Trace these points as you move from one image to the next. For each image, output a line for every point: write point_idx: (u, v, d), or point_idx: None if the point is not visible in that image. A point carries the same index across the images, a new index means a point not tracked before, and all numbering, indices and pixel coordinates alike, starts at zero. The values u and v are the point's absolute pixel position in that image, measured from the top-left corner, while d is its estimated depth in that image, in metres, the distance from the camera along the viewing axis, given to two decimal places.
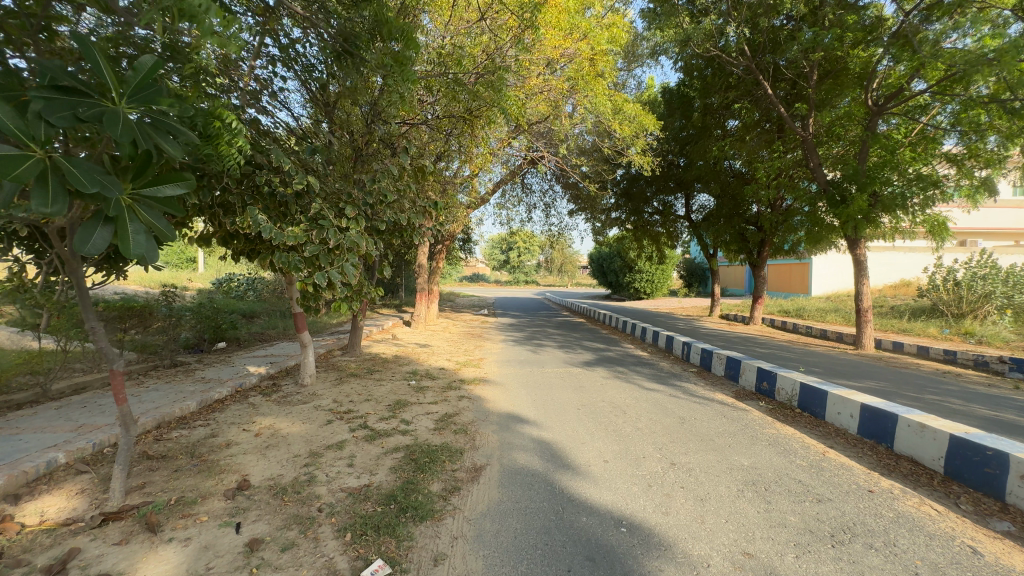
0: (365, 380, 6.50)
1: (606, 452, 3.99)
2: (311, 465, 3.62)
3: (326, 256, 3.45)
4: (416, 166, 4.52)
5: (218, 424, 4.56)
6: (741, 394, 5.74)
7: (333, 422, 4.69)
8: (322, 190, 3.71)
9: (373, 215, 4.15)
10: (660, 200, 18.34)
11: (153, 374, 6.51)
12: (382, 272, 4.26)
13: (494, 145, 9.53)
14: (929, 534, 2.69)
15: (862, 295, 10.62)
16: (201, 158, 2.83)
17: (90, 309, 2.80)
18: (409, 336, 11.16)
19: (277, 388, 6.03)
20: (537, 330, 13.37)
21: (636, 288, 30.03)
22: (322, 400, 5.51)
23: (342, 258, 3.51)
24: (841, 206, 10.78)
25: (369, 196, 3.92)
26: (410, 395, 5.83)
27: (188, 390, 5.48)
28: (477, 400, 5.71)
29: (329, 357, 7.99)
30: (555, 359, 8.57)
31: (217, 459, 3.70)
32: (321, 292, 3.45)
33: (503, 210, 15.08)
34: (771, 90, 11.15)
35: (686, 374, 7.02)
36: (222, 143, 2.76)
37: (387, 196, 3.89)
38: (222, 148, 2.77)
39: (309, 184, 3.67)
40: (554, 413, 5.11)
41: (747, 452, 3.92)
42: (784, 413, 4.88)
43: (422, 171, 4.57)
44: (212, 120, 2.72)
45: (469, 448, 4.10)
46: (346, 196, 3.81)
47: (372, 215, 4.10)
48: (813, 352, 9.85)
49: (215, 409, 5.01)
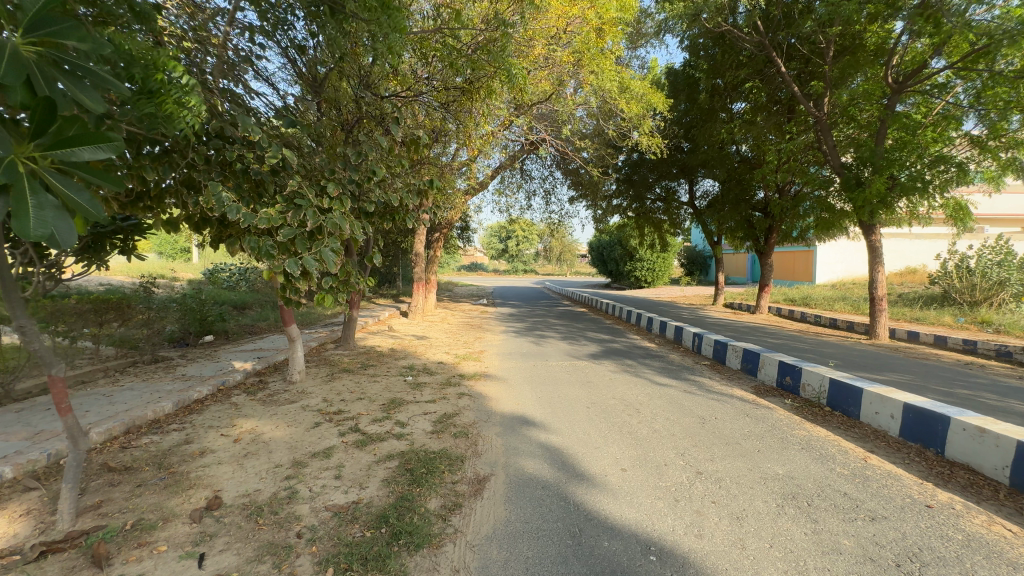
0: (359, 377, 6.09)
1: (622, 458, 3.61)
2: (293, 478, 3.21)
3: (304, 240, 2.85)
4: (410, 138, 4.03)
5: (194, 429, 4.14)
6: (762, 390, 5.34)
7: (321, 425, 4.28)
8: (300, 165, 3.25)
9: (361, 195, 3.60)
10: (663, 186, 17.81)
11: (131, 371, 6.08)
12: (372, 259, 3.81)
13: (494, 126, 9.04)
14: (1010, 562, 2.31)
15: (877, 283, 10.20)
16: (144, 119, 2.39)
17: (18, 306, 2.38)
18: (406, 328, 10.75)
19: (264, 385, 5.61)
20: (539, 320, 12.98)
21: (637, 277, 29.64)
22: (311, 399, 5.09)
23: (322, 243, 2.87)
24: (856, 189, 10.24)
25: (355, 173, 3.45)
26: (407, 393, 5.42)
27: (165, 390, 5.05)
28: (479, 399, 5.30)
29: (322, 352, 7.57)
30: (559, 351, 8.17)
31: (188, 471, 3.29)
32: (294, 284, 2.83)
33: (502, 197, 14.60)
34: (784, 67, 10.60)
35: (699, 368, 6.62)
36: (168, 101, 2.33)
37: (377, 171, 3.42)
38: (167, 107, 2.33)
39: (285, 158, 3.21)
40: (562, 413, 4.72)
41: (780, 459, 3.54)
42: (813, 412, 4.49)
43: (416, 145, 4.08)
44: (154, 72, 2.28)
45: (471, 455, 3.70)
46: (329, 173, 3.35)
47: (360, 195, 3.63)
48: (827, 342, 9.47)
49: (192, 411, 4.59)
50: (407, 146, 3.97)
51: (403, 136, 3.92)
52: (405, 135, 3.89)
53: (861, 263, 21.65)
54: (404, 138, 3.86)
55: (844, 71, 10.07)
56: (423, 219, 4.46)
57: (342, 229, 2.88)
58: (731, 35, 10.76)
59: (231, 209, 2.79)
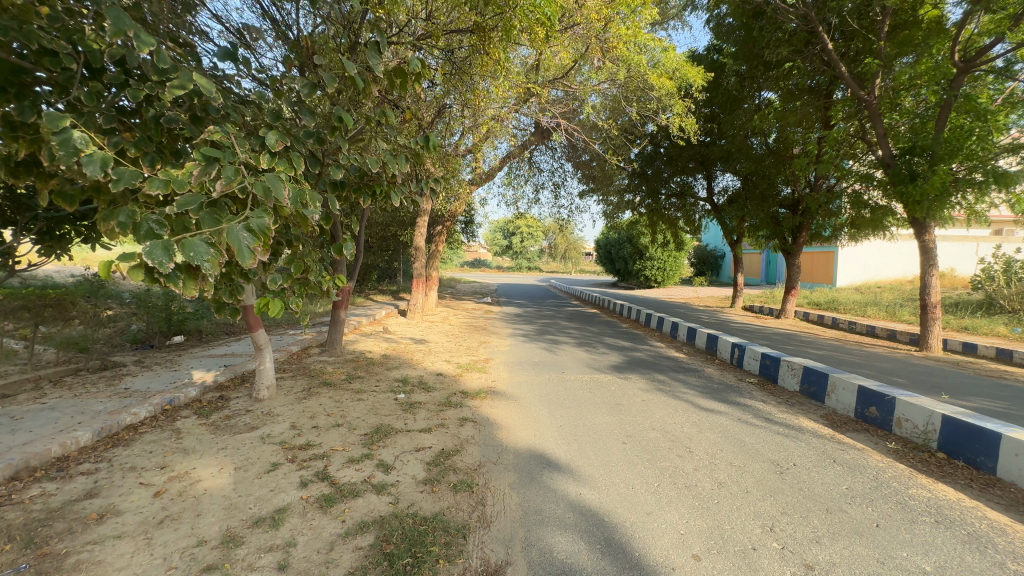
0: (340, 394, 5.04)
1: (689, 534, 2.57)
2: (215, 569, 2.18)
3: (209, 213, 1.72)
4: (393, 69, 2.84)
5: (109, 473, 3.11)
6: (840, 423, 4.27)
7: (280, 467, 3.25)
8: (222, 100, 2.15)
9: (324, 156, 2.57)
10: (679, 181, 16.67)
11: (69, 382, 5.05)
12: (342, 249, 2.73)
13: (505, 106, 8.03)
14: None
15: (931, 288, 9.11)
16: None
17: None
18: (404, 329, 9.70)
19: (223, 405, 4.57)
20: (549, 322, 11.94)
21: (647, 277, 28.51)
22: (276, 425, 4.06)
23: (241, 217, 1.73)
24: (908, 182, 9.10)
25: (310, 116, 2.37)
26: (396, 418, 4.37)
27: (93, 411, 4.02)
28: (486, 426, 4.26)
29: (302, 359, 6.52)
30: (576, 361, 7.13)
31: (66, 553, 2.27)
32: (170, 288, 1.72)
33: (509, 189, 13.56)
34: (829, 44, 9.51)
35: (747, 388, 5.54)
36: None
37: (348, 116, 2.32)
38: None
39: (198, 87, 2.11)
40: (592, 451, 3.68)
41: (915, 544, 2.49)
42: (924, 462, 3.44)
43: (404, 83, 2.90)
44: None
45: (476, 523, 2.65)
46: (270, 116, 2.30)
47: (324, 156, 2.61)
48: (878, 355, 8.32)
49: (118, 443, 3.57)
50: (393, 85, 2.80)
51: (385, 70, 2.76)
52: (388, 67, 2.73)
53: (885, 266, 20.45)
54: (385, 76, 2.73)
55: (902, 45, 8.89)
56: (410, 197, 3.38)
57: (279, 198, 1.80)
58: (770, 7, 9.66)
59: (90, 162, 1.69)
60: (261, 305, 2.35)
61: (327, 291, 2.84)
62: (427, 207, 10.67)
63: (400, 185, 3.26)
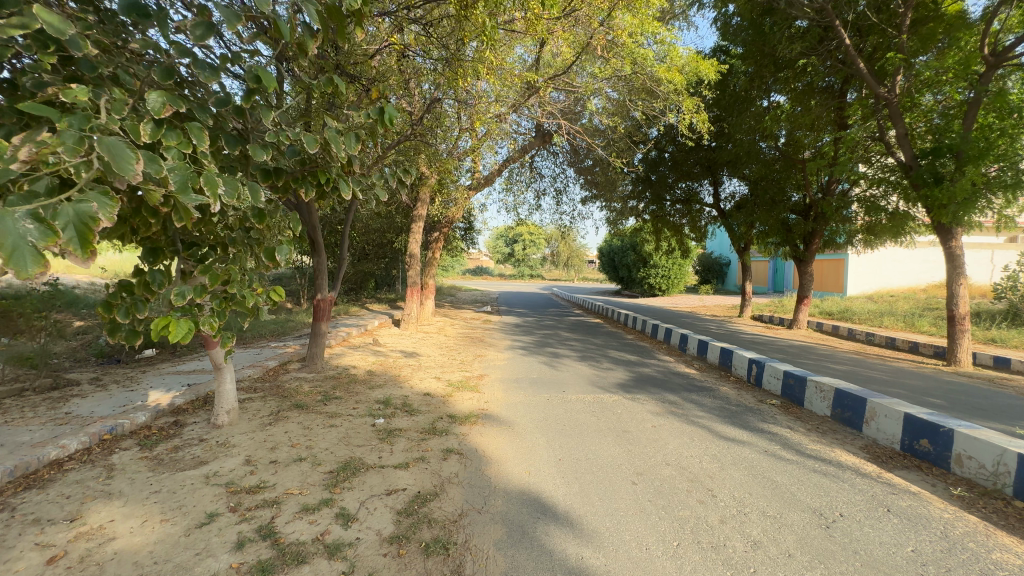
0: (311, 418, 4.47)
1: None
2: None
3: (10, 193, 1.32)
4: (325, 9, 2.41)
5: (4, 528, 2.55)
6: (886, 459, 3.66)
7: (216, 520, 2.67)
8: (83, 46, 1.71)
9: (246, 133, 2.23)
10: (684, 187, 16.10)
11: (8, 404, 4.50)
12: (276, 254, 2.41)
13: (501, 104, 7.50)
14: None
15: (959, 299, 8.50)
16: None
17: None
18: (395, 341, 9.14)
19: (174, 432, 4.01)
20: (549, 333, 11.34)
21: (651, 284, 27.93)
22: (228, 460, 3.49)
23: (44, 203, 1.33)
24: (934, 185, 8.48)
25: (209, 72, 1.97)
26: (369, 450, 3.78)
27: (15, 444, 3.47)
28: (473, 459, 3.68)
29: (279, 377, 5.96)
30: (578, 377, 6.54)
31: None
32: None
33: (508, 194, 13.05)
34: (847, 40, 8.93)
35: (769, 411, 4.93)
36: None
37: (266, 73, 1.96)
38: None
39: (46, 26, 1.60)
40: (597, 495, 3.09)
41: None
42: (1000, 514, 2.83)
43: (341, 27, 2.47)
44: None
45: None
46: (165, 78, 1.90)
47: (246, 133, 2.27)
48: (906, 371, 7.68)
49: (32, 485, 3.01)
50: (327, 29, 2.36)
51: (316, 10, 2.29)
52: (320, 9, 2.29)
53: (897, 275, 19.85)
54: (319, 20, 2.28)
55: (925, 39, 8.42)
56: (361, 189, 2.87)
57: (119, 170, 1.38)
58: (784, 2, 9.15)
59: None
60: (158, 331, 2.03)
61: (256, 305, 2.49)
62: (422, 212, 10.16)
63: (350, 173, 2.76)
